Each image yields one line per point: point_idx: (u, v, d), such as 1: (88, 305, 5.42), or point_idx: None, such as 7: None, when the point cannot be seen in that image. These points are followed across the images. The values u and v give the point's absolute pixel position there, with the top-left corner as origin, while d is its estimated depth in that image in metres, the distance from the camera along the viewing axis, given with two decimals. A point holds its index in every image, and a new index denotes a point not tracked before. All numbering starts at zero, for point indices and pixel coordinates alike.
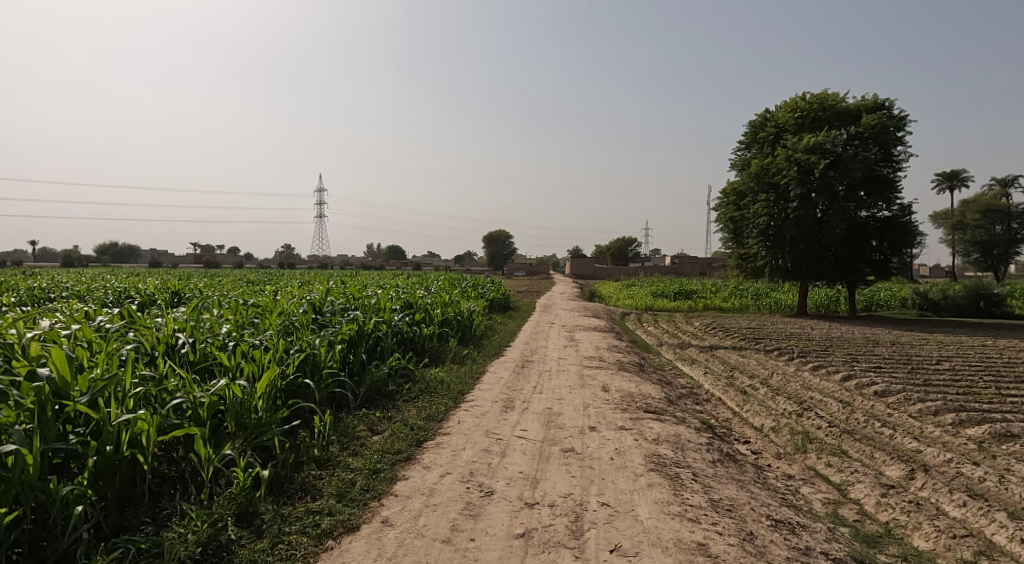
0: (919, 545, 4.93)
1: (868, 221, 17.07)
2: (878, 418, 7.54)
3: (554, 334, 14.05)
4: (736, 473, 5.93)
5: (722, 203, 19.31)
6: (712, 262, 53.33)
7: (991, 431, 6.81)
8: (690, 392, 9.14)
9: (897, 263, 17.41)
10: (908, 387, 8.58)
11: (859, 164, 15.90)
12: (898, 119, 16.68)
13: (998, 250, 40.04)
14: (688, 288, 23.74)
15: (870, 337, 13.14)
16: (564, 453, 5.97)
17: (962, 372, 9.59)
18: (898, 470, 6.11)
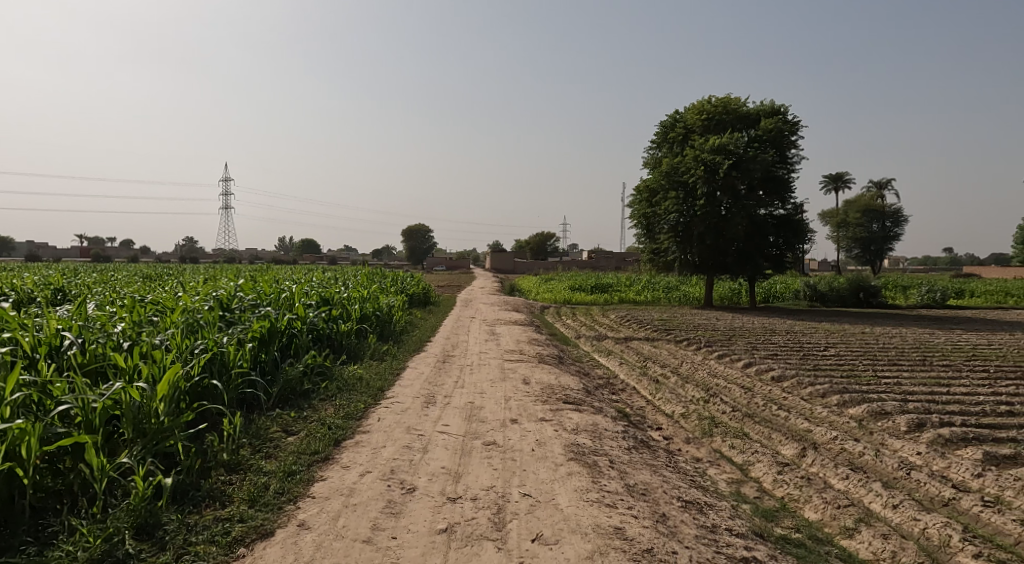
0: (810, 517, 5.42)
1: (766, 218, 18.17)
2: (775, 402, 8.15)
3: (475, 328, 14.23)
4: (650, 459, 6.29)
5: (636, 200, 19.95)
6: (626, 256, 55.02)
7: (868, 409, 7.52)
8: (607, 382, 9.55)
9: (790, 258, 18.66)
10: (801, 372, 9.32)
11: (758, 164, 16.92)
12: (792, 124, 17.84)
13: (875, 247, 43.72)
14: (604, 281, 24.46)
15: (768, 327, 14.09)
16: (486, 446, 6.15)
17: (845, 357, 10.50)
18: (792, 449, 6.66)
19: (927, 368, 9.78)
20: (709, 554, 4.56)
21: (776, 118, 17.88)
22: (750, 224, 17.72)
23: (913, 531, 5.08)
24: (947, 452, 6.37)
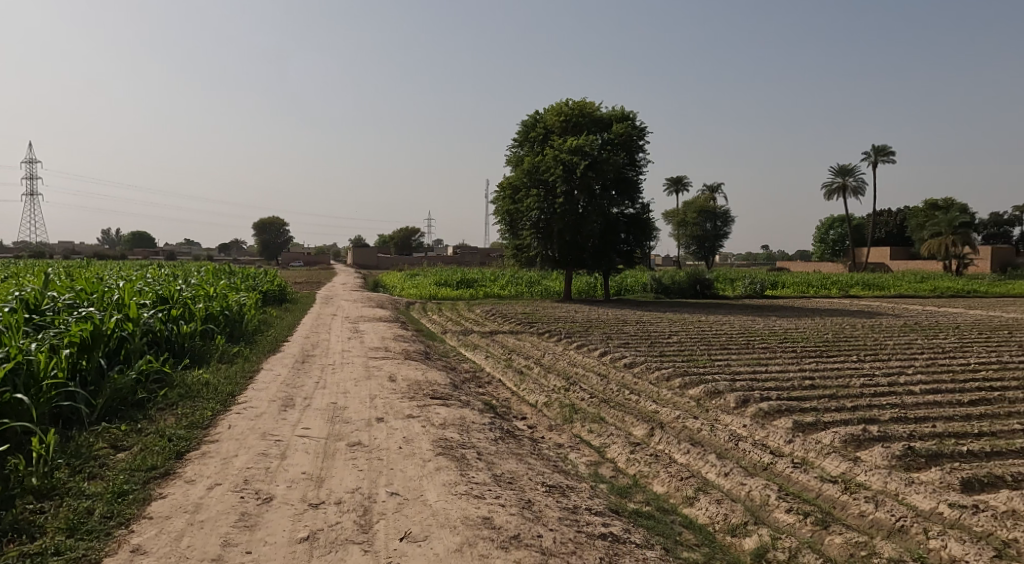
0: (657, 490, 6.00)
1: (618, 217, 19.39)
2: (627, 387, 8.83)
3: (337, 325, 13.99)
4: (515, 448, 6.62)
5: (499, 196, 20.42)
6: (490, 251, 56.08)
7: (704, 389, 8.39)
8: (473, 376, 9.84)
9: (639, 254, 20.05)
10: (649, 358, 10.17)
11: (611, 166, 18.06)
12: (639, 130, 19.17)
13: (707, 244, 48.08)
14: (469, 276, 24.84)
15: (620, 317, 15.11)
16: (351, 448, 6.18)
17: (686, 343, 11.59)
18: (642, 429, 7.29)
19: (750, 350, 11.07)
20: (572, 533, 4.88)
21: (624, 123, 19.15)
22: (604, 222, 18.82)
23: (742, 494, 5.78)
24: (766, 422, 7.29)
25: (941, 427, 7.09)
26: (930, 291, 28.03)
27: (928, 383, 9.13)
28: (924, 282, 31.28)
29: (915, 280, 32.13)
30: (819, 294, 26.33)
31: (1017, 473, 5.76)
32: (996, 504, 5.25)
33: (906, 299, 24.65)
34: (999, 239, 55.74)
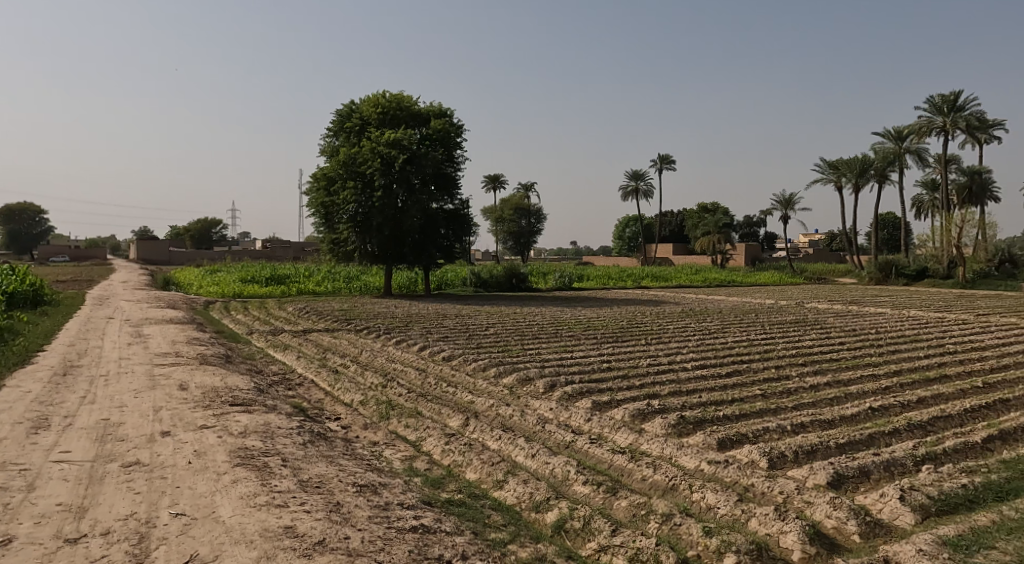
0: (470, 477, 6.32)
1: (438, 212, 19.71)
2: (445, 380, 9.11)
3: (115, 330, 12.67)
4: (325, 451, 6.57)
5: (313, 188, 19.70)
6: (303, 245, 53.83)
7: (516, 377, 8.95)
8: (282, 378, 9.52)
9: (459, 249, 20.52)
10: (466, 350, 10.58)
11: (429, 161, 18.45)
12: (457, 127, 19.63)
13: (523, 239, 50.71)
14: (280, 272, 23.69)
15: (438, 311, 15.43)
16: (125, 469, 5.71)
17: (501, 334, 12.20)
18: (457, 420, 7.60)
19: (557, 337, 12.04)
20: (381, 529, 4.91)
21: (442, 120, 19.48)
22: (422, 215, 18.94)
23: (546, 472, 6.30)
24: (569, 404, 8.00)
25: (704, 396, 8.47)
26: (699, 281, 32.01)
27: (697, 359, 10.87)
28: (694, 273, 35.59)
29: (689, 273, 36.35)
30: (616, 285, 28.92)
31: (756, 429, 7.13)
32: (742, 457, 6.45)
33: (681, 288, 28.09)
34: (751, 237, 65.04)
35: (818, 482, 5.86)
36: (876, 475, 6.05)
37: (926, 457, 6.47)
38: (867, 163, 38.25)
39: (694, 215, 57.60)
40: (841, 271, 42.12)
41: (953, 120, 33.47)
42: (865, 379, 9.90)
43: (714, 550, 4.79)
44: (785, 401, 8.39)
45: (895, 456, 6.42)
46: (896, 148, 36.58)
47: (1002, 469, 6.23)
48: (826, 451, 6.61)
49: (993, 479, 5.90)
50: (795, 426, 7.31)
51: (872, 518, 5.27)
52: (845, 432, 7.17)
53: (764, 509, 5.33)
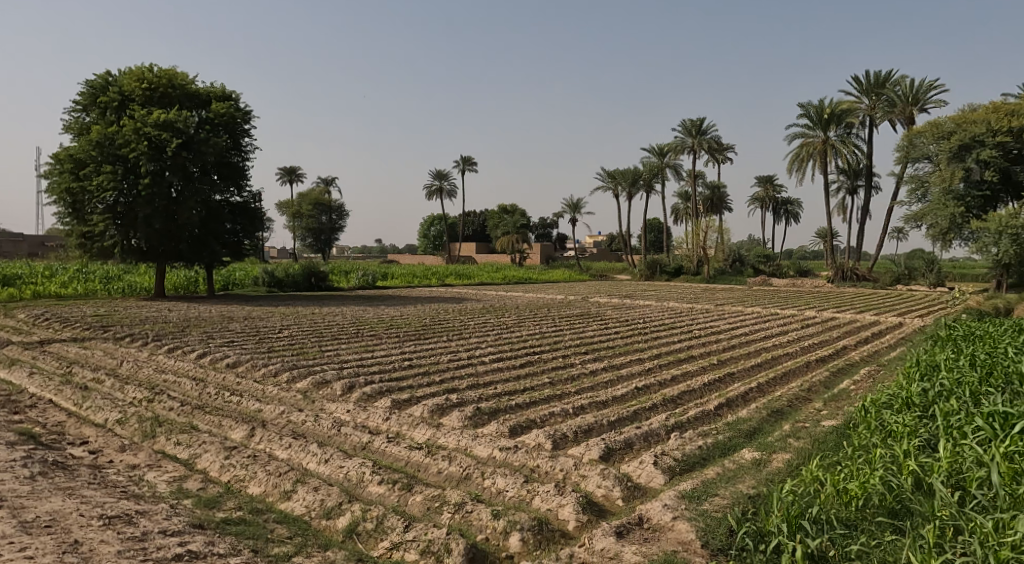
0: (253, 492, 6.00)
1: (221, 204, 19.03)
2: (227, 388, 8.72)
3: None
4: (62, 482, 5.75)
5: (55, 170, 17.39)
6: (49, 240, 46.65)
7: (312, 381, 9.12)
8: (10, 400, 8.17)
9: (247, 244, 20.00)
10: (255, 355, 10.28)
11: (210, 148, 17.60)
12: (242, 113, 19.32)
13: (324, 236, 52.72)
14: (10, 269, 19.63)
15: (223, 314, 14.45)
16: None
17: (296, 336, 11.98)
18: (241, 432, 7.28)
19: (357, 338, 12.05)
20: None
21: (225, 104, 18.88)
22: (205, 207, 18.23)
23: (340, 477, 6.48)
24: (368, 405, 8.52)
25: (500, 388, 9.68)
26: (497, 278, 33.41)
27: (494, 353, 11.72)
28: (494, 271, 37.26)
29: (487, 271, 37.65)
30: (420, 283, 29.15)
31: (543, 415, 8.54)
32: (531, 441, 7.77)
33: (478, 286, 29.32)
34: (545, 237, 69.20)
35: (592, 457, 7.39)
36: (637, 445, 7.76)
37: (673, 426, 8.35)
38: (637, 173, 42.66)
39: (492, 215, 59.73)
40: (618, 269, 46.10)
41: (699, 142, 38.25)
42: (633, 363, 11.52)
43: (501, 531, 5.78)
44: (569, 387, 9.90)
45: (652, 427, 8.22)
46: (658, 162, 40.98)
47: (725, 429, 8.32)
48: (600, 428, 8.22)
49: (719, 440, 7.93)
50: (576, 408, 8.83)
51: (633, 482, 6.88)
52: (615, 410, 8.86)
53: (547, 486, 6.60)
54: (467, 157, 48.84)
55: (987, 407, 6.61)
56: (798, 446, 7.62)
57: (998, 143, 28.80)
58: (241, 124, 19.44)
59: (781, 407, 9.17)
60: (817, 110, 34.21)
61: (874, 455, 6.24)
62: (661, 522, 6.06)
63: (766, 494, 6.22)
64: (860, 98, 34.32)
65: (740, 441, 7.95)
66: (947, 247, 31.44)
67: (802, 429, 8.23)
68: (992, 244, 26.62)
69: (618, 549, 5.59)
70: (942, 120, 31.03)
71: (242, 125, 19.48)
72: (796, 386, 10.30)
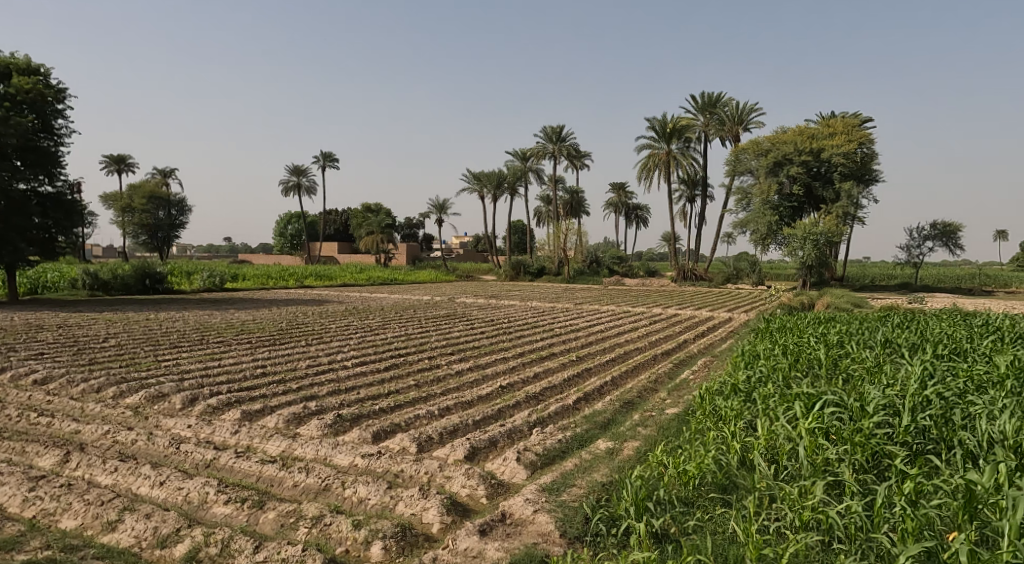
0: (66, 526, 5.31)
1: (29, 194, 17.20)
2: (34, 409, 7.68)
3: None
4: None
5: None
6: None
7: (144, 395, 8.26)
8: None
9: (61, 242, 18.18)
10: (72, 369, 9.16)
11: (12, 128, 15.88)
12: (56, 92, 17.68)
13: (161, 233, 48.52)
14: None
15: (35, 322, 12.78)
16: None
17: (125, 345, 10.84)
18: (52, 458, 6.43)
19: (203, 346, 11.09)
20: None
21: (31, 79, 17.17)
22: (5, 197, 16.15)
23: (179, 500, 5.89)
24: (212, 418, 7.86)
25: (363, 393, 9.29)
26: (363, 279, 32.40)
27: (356, 357, 11.24)
28: (359, 272, 36.22)
29: (352, 271, 36.44)
30: (278, 285, 27.58)
31: (408, 418, 8.28)
32: (395, 446, 7.51)
33: (341, 287, 28.28)
34: (412, 237, 68.36)
35: (457, 457, 7.26)
36: (501, 443, 7.73)
37: (536, 421, 8.45)
38: (502, 176, 43.26)
39: (355, 213, 58.14)
40: (484, 269, 46.59)
41: (560, 148, 39.54)
42: (497, 362, 11.56)
43: (362, 541, 5.51)
44: (434, 388, 9.72)
45: (515, 424, 8.24)
46: (522, 166, 41.83)
47: (583, 422, 8.53)
48: (466, 428, 8.11)
49: (577, 432, 8.12)
50: (441, 410, 8.67)
51: (496, 479, 6.84)
52: (480, 409, 8.81)
53: (410, 491, 6.39)
54: (329, 153, 46.86)
55: (796, 388, 7.34)
56: (646, 433, 7.98)
57: (802, 161, 32.62)
58: (54, 105, 17.78)
59: (632, 398, 9.60)
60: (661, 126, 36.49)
61: (708, 438, 6.78)
62: (523, 516, 6.08)
63: (618, 481, 6.47)
64: (695, 115, 37.07)
65: (596, 432, 8.17)
66: (765, 251, 34.43)
67: (650, 418, 8.65)
68: (799, 248, 30.04)
69: (481, 547, 5.55)
70: (760, 140, 34.46)
71: (55, 106, 17.83)
72: (644, 378, 10.85)
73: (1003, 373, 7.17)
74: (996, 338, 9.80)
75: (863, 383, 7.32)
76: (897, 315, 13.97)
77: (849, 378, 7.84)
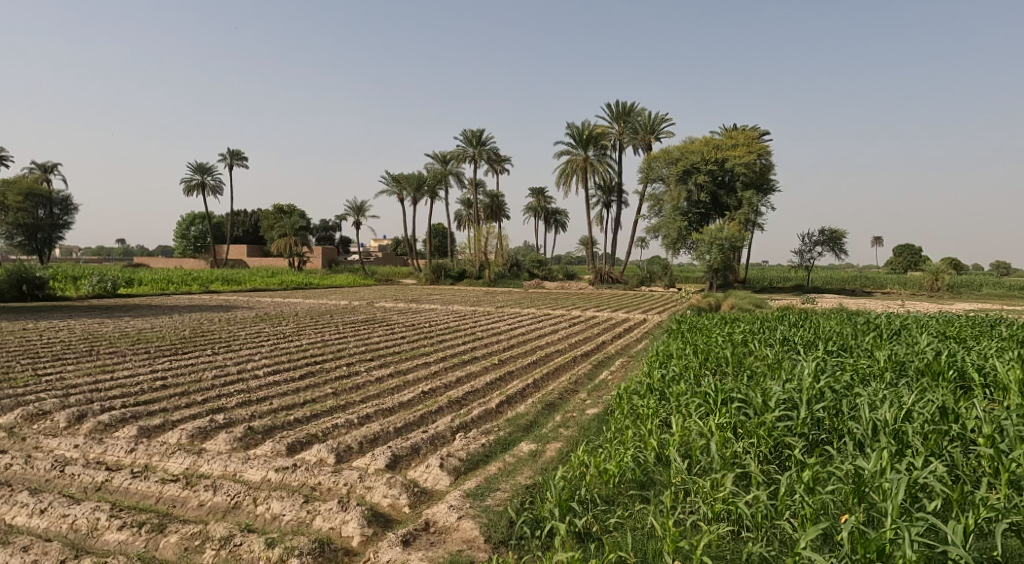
0: None
1: None
2: None
3: None
4: None
5: None
6: None
7: (22, 414, 7.50)
8: None
9: None
10: None
11: None
12: None
13: (42, 234, 45.37)
14: None
15: None
16: None
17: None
18: None
19: (93, 358, 10.20)
20: None
21: None
22: None
23: (63, 529, 5.35)
24: (104, 437, 7.20)
25: (275, 403, 8.78)
26: (276, 284, 31.11)
27: (268, 365, 10.65)
28: (272, 276, 34.83)
29: (265, 275, 34.96)
30: (179, 290, 26.03)
31: (325, 428, 7.89)
32: (311, 457, 7.12)
33: (252, 293, 27.01)
34: (328, 240, 66.49)
35: (377, 466, 6.96)
36: (423, 449, 7.48)
37: (459, 426, 8.25)
38: (422, 178, 42.72)
39: (264, 215, 55.98)
40: (403, 273, 45.98)
41: (479, 152, 39.49)
42: (419, 367, 11.27)
43: (277, 560, 5.16)
44: (353, 396, 9.34)
45: (438, 429, 8.02)
46: (442, 169, 41.47)
47: (504, 425, 8.40)
48: (387, 435, 7.81)
49: (500, 436, 7.99)
50: (361, 418, 8.32)
51: (419, 487, 6.59)
52: (401, 416, 8.52)
53: (329, 503, 6.05)
54: (238, 150, 44.65)
55: (706, 384, 7.48)
56: (568, 434, 7.94)
57: (708, 170, 34.05)
58: None
59: (553, 400, 9.57)
60: (578, 133, 37.05)
61: (626, 436, 6.77)
62: (447, 524, 5.87)
63: (541, 483, 6.37)
64: (610, 123, 37.90)
65: (518, 435, 8.06)
66: (677, 254, 35.27)
67: (571, 419, 8.63)
68: (706, 252, 31.20)
69: (405, 558, 5.33)
70: (671, 149, 35.65)
71: None
72: (565, 380, 10.86)
73: (884, 366, 7.59)
74: (878, 334, 10.44)
75: (765, 378, 7.56)
76: (793, 315, 14.48)
77: (752, 374, 8.09)
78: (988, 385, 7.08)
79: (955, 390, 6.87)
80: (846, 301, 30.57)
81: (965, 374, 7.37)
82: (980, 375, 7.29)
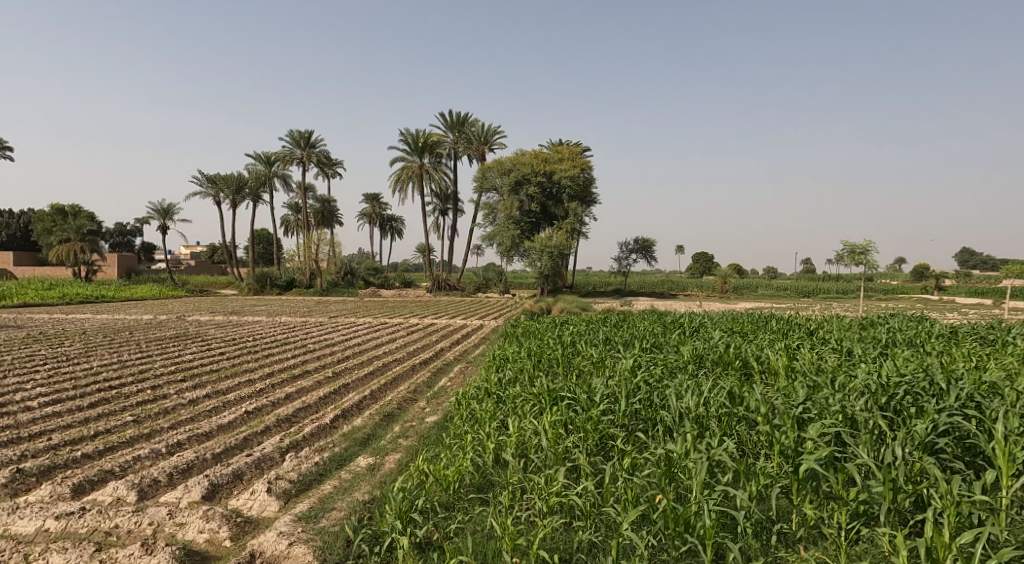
0: None
1: None
2: None
3: None
4: None
5: None
6: None
7: None
8: None
9: None
10: None
11: None
12: None
13: None
14: None
15: None
16: None
17: None
18: None
19: None
20: None
21: None
22: None
23: None
24: None
25: (56, 438, 7.37)
26: (56, 298, 26.92)
27: (47, 395, 8.95)
28: (52, 289, 30.09)
29: (41, 289, 30.15)
30: None
31: (123, 462, 6.73)
32: (105, 498, 6.03)
33: (23, 308, 22.99)
34: (123, 246, 59.36)
35: (192, 499, 6.06)
36: (248, 475, 6.64)
37: (288, 446, 7.46)
38: (242, 180, 39.67)
39: (42, 216, 48.61)
40: (222, 282, 42.35)
41: (308, 154, 37.54)
42: (242, 385, 10.14)
43: None
44: (160, 423, 8.11)
45: (264, 451, 7.18)
46: (265, 170, 38.76)
47: (339, 441, 7.75)
48: (202, 464, 6.84)
49: (335, 452, 7.33)
50: (170, 446, 7.23)
51: (243, 517, 5.79)
52: (221, 440, 7.55)
53: (128, 548, 5.15)
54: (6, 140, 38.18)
55: (538, 384, 7.42)
56: (408, 444, 7.50)
57: (538, 181, 35.05)
58: None
59: (391, 411, 9.04)
60: (412, 138, 36.26)
61: (465, 441, 6.45)
62: (276, 553, 5.21)
63: (380, 496, 5.86)
64: (445, 131, 37.81)
65: (355, 449, 7.47)
66: (511, 262, 35.82)
67: (410, 428, 8.20)
68: (537, 259, 31.94)
69: None
70: (503, 159, 36.28)
71: None
72: (404, 389, 10.36)
73: (686, 359, 7.96)
74: (682, 331, 11.21)
75: (590, 376, 7.68)
76: (613, 315, 16.19)
77: (579, 373, 8.19)
78: (765, 371, 7.65)
79: (742, 378, 7.34)
80: (657, 303, 32.93)
81: (748, 363, 7.91)
82: (759, 362, 7.87)
